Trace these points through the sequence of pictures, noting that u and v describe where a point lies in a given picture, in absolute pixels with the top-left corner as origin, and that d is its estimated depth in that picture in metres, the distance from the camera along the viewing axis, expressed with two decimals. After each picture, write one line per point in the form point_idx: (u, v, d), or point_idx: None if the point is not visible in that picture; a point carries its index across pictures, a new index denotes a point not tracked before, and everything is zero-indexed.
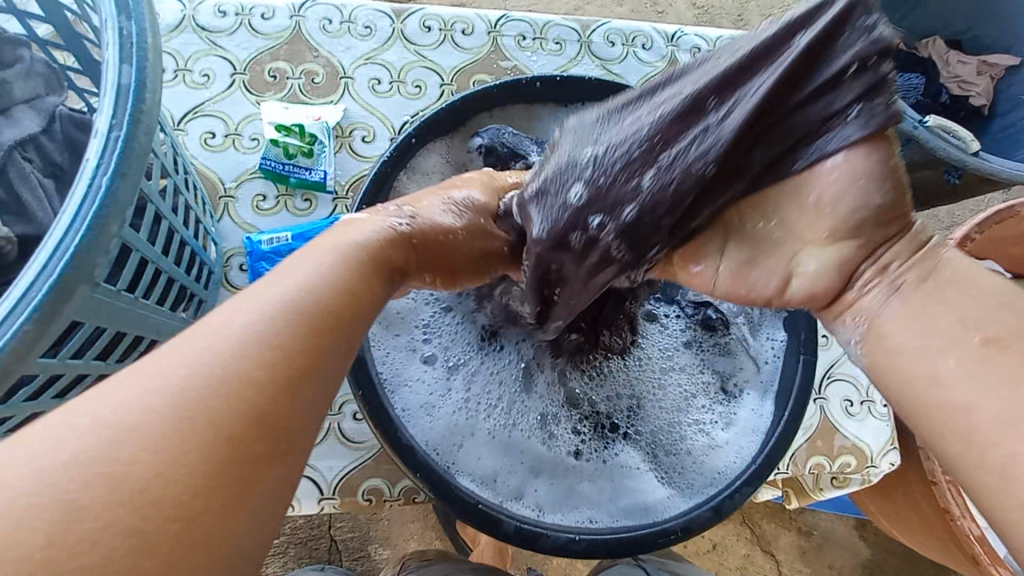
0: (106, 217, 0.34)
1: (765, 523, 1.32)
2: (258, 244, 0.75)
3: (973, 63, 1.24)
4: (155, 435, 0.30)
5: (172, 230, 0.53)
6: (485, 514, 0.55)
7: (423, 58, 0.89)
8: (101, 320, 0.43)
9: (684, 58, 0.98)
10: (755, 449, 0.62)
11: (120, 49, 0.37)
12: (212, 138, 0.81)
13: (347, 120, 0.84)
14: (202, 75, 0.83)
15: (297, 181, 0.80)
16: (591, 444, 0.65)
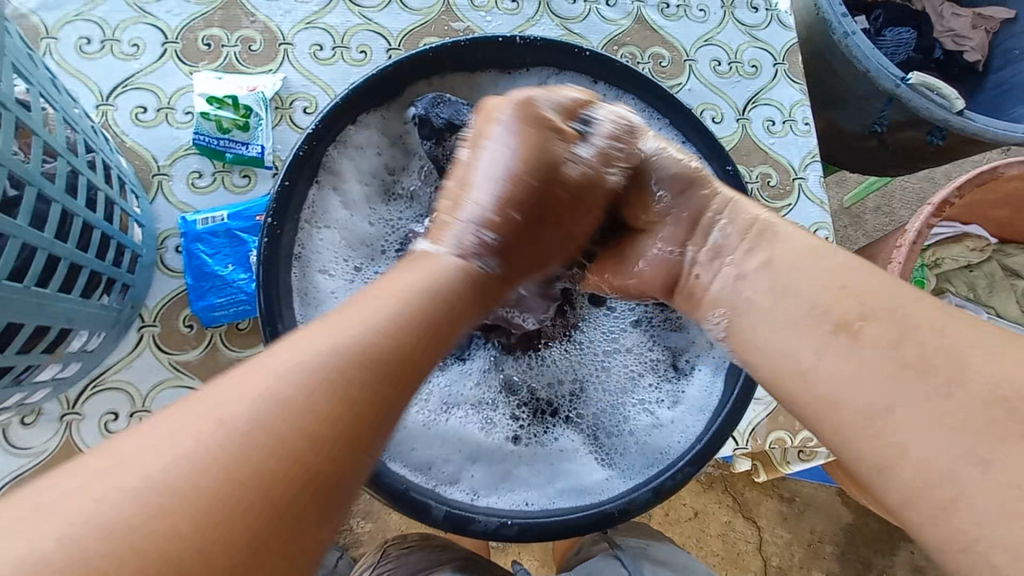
0: None
1: (747, 491, 1.32)
2: (193, 225, 0.72)
3: (968, 16, 1.18)
4: None
5: (70, 213, 0.50)
6: (414, 501, 0.54)
7: (368, 20, 0.84)
8: None
9: (650, 15, 0.92)
10: (700, 428, 0.61)
11: None
12: (143, 113, 0.77)
13: (287, 90, 0.80)
14: (131, 45, 0.78)
15: (233, 157, 0.76)
16: (532, 426, 0.63)
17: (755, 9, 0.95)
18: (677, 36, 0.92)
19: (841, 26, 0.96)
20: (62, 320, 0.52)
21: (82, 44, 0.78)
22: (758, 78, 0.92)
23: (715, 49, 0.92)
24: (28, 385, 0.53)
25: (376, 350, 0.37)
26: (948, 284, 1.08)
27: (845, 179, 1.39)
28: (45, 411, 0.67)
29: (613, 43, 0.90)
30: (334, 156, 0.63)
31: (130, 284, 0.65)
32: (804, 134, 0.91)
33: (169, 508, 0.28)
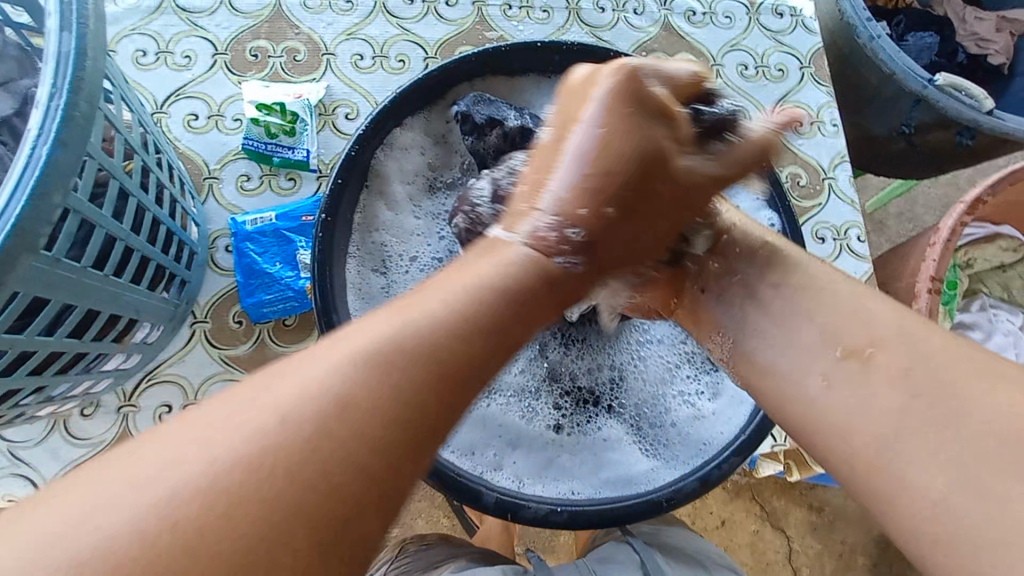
0: (46, 187, 0.34)
1: (776, 499, 1.30)
2: (243, 227, 0.75)
3: (992, 20, 1.19)
4: None
5: (143, 209, 0.53)
6: (464, 487, 0.56)
7: (405, 31, 0.87)
8: (64, 295, 0.43)
9: (677, 22, 0.94)
10: (742, 419, 0.61)
11: (60, 17, 0.36)
12: (195, 120, 0.81)
13: (330, 97, 0.83)
14: (184, 56, 0.83)
15: (280, 161, 0.79)
16: (576, 416, 0.64)
17: (781, 15, 0.97)
18: (704, 42, 0.94)
19: (866, 30, 0.97)
20: (131, 310, 0.54)
21: (138, 56, 0.82)
22: (784, 81, 0.94)
23: (741, 53, 0.94)
24: (95, 371, 0.56)
25: (451, 338, 0.35)
26: (981, 285, 1.07)
27: (869, 183, 1.39)
28: (103, 403, 0.70)
29: (641, 50, 0.92)
30: (380, 158, 0.66)
31: (186, 281, 0.68)
32: (833, 135, 0.92)
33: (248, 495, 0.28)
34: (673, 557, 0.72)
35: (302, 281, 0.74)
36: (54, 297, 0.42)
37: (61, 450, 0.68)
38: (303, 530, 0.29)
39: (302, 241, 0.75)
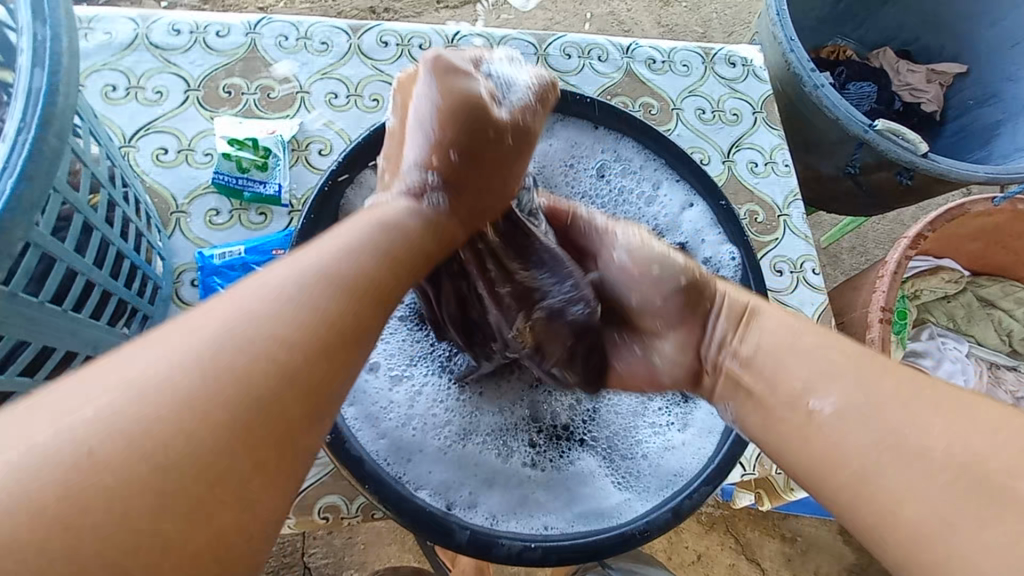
0: (10, 221, 0.34)
1: (749, 531, 1.30)
2: (210, 260, 0.75)
3: (922, 72, 1.29)
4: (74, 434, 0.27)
5: (107, 242, 0.52)
6: (436, 525, 0.55)
7: (380, 72, 0.90)
8: (16, 331, 0.42)
9: (639, 69, 1.00)
10: (712, 450, 0.62)
11: (33, 53, 0.37)
12: (164, 154, 0.80)
13: (304, 133, 0.84)
14: (155, 92, 0.83)
15: (251, 196, 0.79)
16: (548, 450, 0.64)
17: (733, 64, 1.04)
18: (664, 87, 1.00)
19: (811, 80, 1.05)
20: (90, 347, 0.53)
21: (108, 91, 0.82)
22: (739, 124, 1.00)
23: (699, 98, 1.00)
24: None
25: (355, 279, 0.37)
26: (929, 315, 1.14)
27: (822, 220, 1.47)
28: None
29: (606, 93, 0.97)
30: (350, 196, 0.67)
31: (149, 315, 0.67)
32: (785, 174, 0.98)
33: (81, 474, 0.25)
34: None
35: None
36: (5, 332, 0.41)
37: None
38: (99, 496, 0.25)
39: None
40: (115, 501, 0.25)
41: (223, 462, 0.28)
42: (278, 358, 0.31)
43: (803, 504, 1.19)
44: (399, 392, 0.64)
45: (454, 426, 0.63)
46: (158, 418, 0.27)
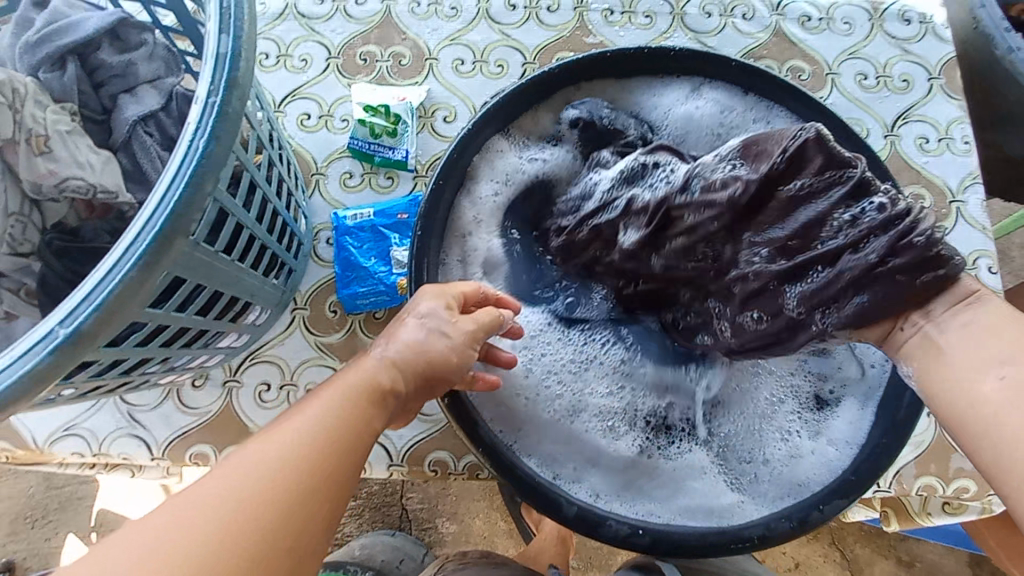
0: (200, 176, 0.38)
1: (861, 547, 1.19)
2: (343, 220, 0.79)
3: None
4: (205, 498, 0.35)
5: (266, 200, 0.57)
6: (546, 496, 0.55)
7: (506, 37, 0.89)
8: (199, 276, 0.48)
9: (790, 28, 0.89)
10: (847, 464, 0.57)
11: (219, 20, 0.40)
12: (308, 119, 0.86)
13: (431, 100, 0.86)
14: (301, 59, 0.88)
15: (381, 161, 0.83)
16: (660, 438, 0.61)
17: (908, 21, 0.89)
18: (818, 49, 0.88)
19: (1006, 41, 0.89)
20: (248, 294, 0.59)
21: (262, 59, 0.88)
22: (910, 93, 0.86)
23: (861, 62, 0.87)
24: (211, 348, 0.63)
25: (364, 394, 0.45)
26: None
27: (996, 209, 1.24)
28: (211, 376, 0.76)
29: (749, 56, 0.88)
30: (478, 164, 0.68)
31: (292, 269, 0.73)
32: (965, 153, 0.83)
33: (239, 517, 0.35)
34: None
35: (395, 276, 0.78)
36: (190, 277, 0.46)
37: (172, 416, 0.76)
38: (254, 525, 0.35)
39: (397, 238, 0.78)
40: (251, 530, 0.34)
41: (260, 544, 0.34)
42: (329, 430, 0.41)
43: (932, 529, 1.06)
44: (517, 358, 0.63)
45: (564, 399, 0.62)
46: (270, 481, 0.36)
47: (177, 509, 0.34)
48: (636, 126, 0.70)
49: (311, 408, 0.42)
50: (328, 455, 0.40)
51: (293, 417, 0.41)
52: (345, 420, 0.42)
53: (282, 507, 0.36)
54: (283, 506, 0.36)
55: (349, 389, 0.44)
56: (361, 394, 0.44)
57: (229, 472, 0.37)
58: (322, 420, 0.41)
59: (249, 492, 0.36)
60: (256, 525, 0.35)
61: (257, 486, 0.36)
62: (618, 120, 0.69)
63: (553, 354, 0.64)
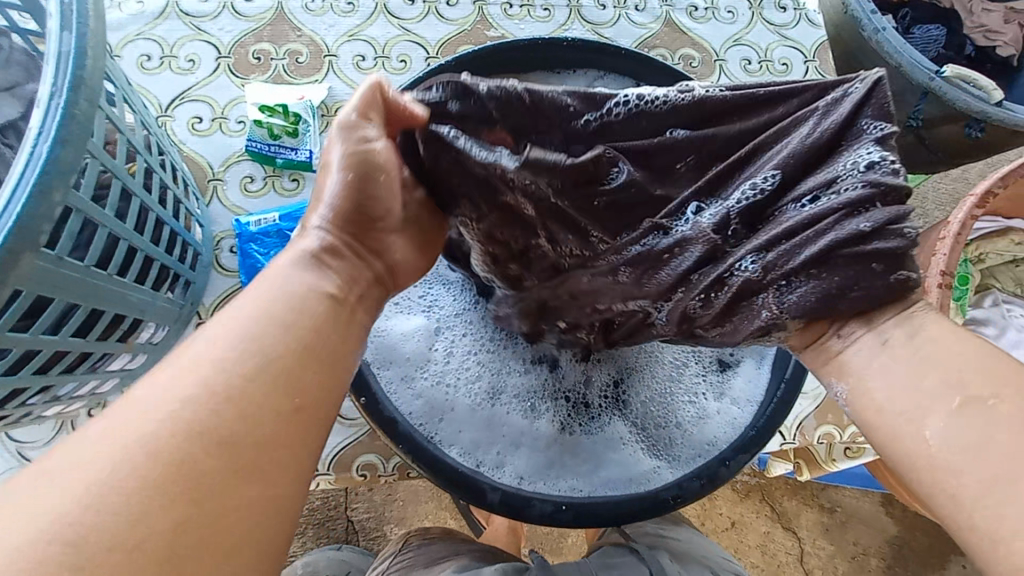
0: (46, 184, 0.35)
1: (787, 500, 1.28)
2: (246, 226, 0.76)
3: (998, 12, 1.16)
4: (130, 432, 0.31)
5: (147, 210, 0.54)
6: (470, 484, 0.56)
7: (407, 31, 0.88)
8: (69, 294, 0.44)
9: (679, 18, 0.93)
10: (748, 421, 0.61)
11: (60, 17, 0.37)
12: (199, 123, 0.81)
13: (332, 99, 0.84)
14: (188, 60, 0.83)
15: (284, 162, 0.80)
16: (580, 415, 0.63)
17: (783, 9, 0.96)
18: (706, 38, 0.93)
19: (872, 23, 0.96)
20: (137, 310, 0.56)
21: (143, 61, 0.83)
22: (788, 76, 0.92)
23: (745, 48, 0.93)
24: (101, 372, 0.58)
25: (309, 294, 0.39)
26: (994, 280, 1.06)
27: None
28: (110, 404, 0.71)
29: (644, 46, 0.92)
30: None
31: (190, 282, 0.69)
32: None
33: (175, 456, 0.31)
34: (684, 562, 0.70)
35: None
36: (58, 296, 0.43)
37: None
38: (199, 459, 0.31)
39: None
40: (189, 469, 0.31)
41: (220, 472, 0.31)
42: (279, 345, 0.36)
43: (845, 475, 1.16)
44: (435, 351, 0.63)
45: (484, 387, 0.63)
46: (222, 409, 0.32)
47: (140, 406, 0.32)
48: None
49: (249, 307, 0.37)
50: (270, 373, 0.35)
51: (227, 319, 0.36)
52: (290, 322, 0.37)
53: (244, 422, 0.33)
54: (245, 426, 0.33)
55: (286, 282, 0.39)
56: (308, 299, 0.39)
57: (188, 363, 0.34)
58: (267, 324, 0.36)
59: (191, 418, 0.32)
60: (217, 433, 0.32)
61: (201, 407, 0.32)
62: None
63: (470, 344, 0.64)
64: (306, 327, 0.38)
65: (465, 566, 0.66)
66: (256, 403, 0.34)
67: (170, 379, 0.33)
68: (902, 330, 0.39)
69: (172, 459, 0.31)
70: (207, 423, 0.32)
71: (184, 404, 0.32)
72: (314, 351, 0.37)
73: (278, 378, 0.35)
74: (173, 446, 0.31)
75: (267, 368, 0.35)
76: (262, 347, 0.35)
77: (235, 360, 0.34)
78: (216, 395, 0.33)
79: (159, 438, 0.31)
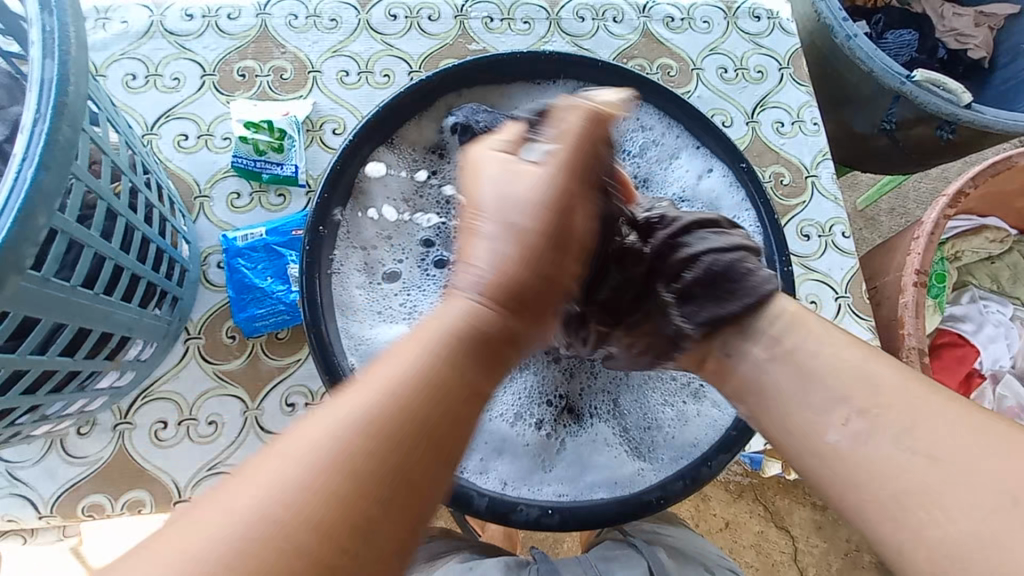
0: (32, 209, 0.36)
1: (780, 498, 1.29)
2: (233, 241, 0.77)
3: (969, 15, 1.19)
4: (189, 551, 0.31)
5: (132, 228, 0.55)
6: (454, 493, 0.57)
7: (390, 46, 0.89)
8: (55, 314, 0.45)
9: (656, 28, 0.96)
10: (728, 421, 0.63)
11: (42, 45, 0.39)
12: (185, 140, 0.82)
13: (317, 113, 0.85)
14: (173, 78, 0.84)
15: (269, 177, 0.81)
16: (563, 422, 0.64)
17: (757, 18, 0.98)
18: (683, 47, 0.95)
19: (843, 30, 0.99)
20: (124, 328, 0.57)
21: (128, 80, 0.84)
22: (764, 82, 0.95)
23: (720, 57, 0.95)
24: (89, 390, 0.59)
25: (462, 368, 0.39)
26: (970, 277, 1.09)
27: (858, 181, 1.39)
28: (100, 421, 0.71)
29: (622, 57, 0.94)
30: (364, 175, 0.68)
31: (179, 297, 0.70)
32: (814, 134, 0.93)
33: (251, 552, 0.31)
34: (686, 563, 0.70)
35: (294, 294, 0.76)
36: (44, 316, 0.44)
37: (58, 470, 0.70)
38: None
39: (293, 255, 0.77)
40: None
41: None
42: (361, 444, 0.35)
43: None
44: None
45: None
46: (281, 519, 0.32)
47: (213, 505, 0.33)
48: None
49: (353, 396, 0.36)
50: (356, 478, 0.34)
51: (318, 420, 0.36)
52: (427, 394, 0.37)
53: (325, 522, 0.32)
54: (317, 526, 0.32)
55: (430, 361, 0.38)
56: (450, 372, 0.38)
57: (268, 463, 0.34)
58: (360, 418, 0.35)
59: (266, 526, 0.32)
60: (296, 542, 0.32)
61: (278, 513, 0.32)
62: (495, 123, 0.69)
63: None
64: (416, 419, 0.36)
65: (468, 558, 0.68)
66: (325, 507, 0.33)
67: (243, 482, 0.33)
68: (794, 337, 0.48)
69: (292, 533, 0.32)
70: (286, 537, 0.32)
71: (252, 512, 0.32)
72: (437, 445, 0.36)
73: (358, 488, 0.34)
74: (244, 551, 0.31)
75: (338, 477, 0.34)
76: (358, 457, 0.34)
77: (313, 474, 0.33)
78: (289, 499, 0.33)
79: (255, 522, 0.32)
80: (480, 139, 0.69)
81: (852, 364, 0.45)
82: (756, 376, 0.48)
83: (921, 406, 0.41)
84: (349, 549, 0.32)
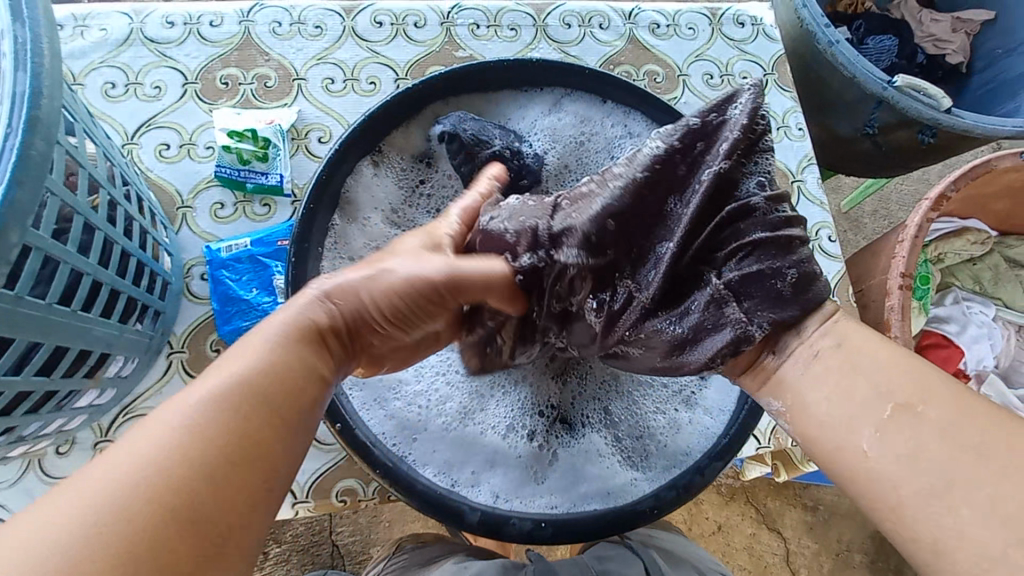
0: (3, 226, 0.34)
1: (771, 500, 1.30)
2: (218, 253, 0.75)
3: (947, 21, 1.21)
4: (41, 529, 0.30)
5: (111, 242, 0.53)
6: (447, 507, 0.56)
7: (375, 54, 0.88)
8: (29, 333, 0.43)
9: (642, 35, 0.96)
10: (719, 428, 0.62)
11: (14, 56, 0.37)
12: (167, 149, 0.80)
13: (302, 122, 0.84)
14: (154, 86, 0.83)
15: (254, 187, 0.79)
16: (553, 432, 0.63)
17: (742, 24, 0.99)
18: (669, 53, 0.96)
19: (826, 36, 1.00)
20: (103, 344, 0.55)
21: (107, 89, 0.82)
22: None
23: (706, 63, 0.96)
24: (67, 409, 0.57)
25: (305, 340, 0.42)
26: (953, 278, 1.10)
27: (842, 184, 1.40)
28: (79, 440, 0.69)
29: (609, 64, 0.94)
30: (351, 185, 0.67)
31: (160, 311, 0.69)
32: (800, 139, 0.94)
33: (110, 517, 0.31)
34: (679, 566, 0.69)
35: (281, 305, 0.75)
36: (17, 335, 0.42)
37: (36, 491, 0.68)
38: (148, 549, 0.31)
39: (279, 266, 0.76)
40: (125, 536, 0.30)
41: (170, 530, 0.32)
42: (220, 409, 0.36)
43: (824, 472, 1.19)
44: (406, 372, 0.64)
45: (455, 408, 0.63)
46: (143, 478, 0.32)
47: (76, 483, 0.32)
48: (502, 136, 0.70)
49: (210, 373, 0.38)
50: (217, 434, 0.35)
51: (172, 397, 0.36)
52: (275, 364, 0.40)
53: (192, 480, 0.33)
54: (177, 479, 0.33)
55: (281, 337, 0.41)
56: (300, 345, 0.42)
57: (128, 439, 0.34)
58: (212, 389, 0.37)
59: (131, 490, 0.32)
60: (166, 495, 0.32)
61: (141, 477, 0.32)
62: (483, 131, 0.68)
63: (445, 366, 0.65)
64: (265, 382, 0.38)
65: (460, 559, 0.67)
66: (186, 461, 0.33)
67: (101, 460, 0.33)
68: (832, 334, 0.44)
69: (159, 489, 0.32)
70: (145, 493, 0.32)
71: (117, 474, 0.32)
72: (290, 400, 0.39)
73: (227, 442, 0.35)
74: (111, 513, 0.31)
75: (200, 435, 0.35)
76: (217, 414, 0.36)
77: (169, 436, 0.34)
78: (153, 460, 0.33)
79: (121, 483, 0.32)
80: (468, 146, 0.68)
81: (872, 362, 0.42)
82: (797, 373, 0.44)
83: (939, 384, 0.40)
84: (214, 494, 0.33)
